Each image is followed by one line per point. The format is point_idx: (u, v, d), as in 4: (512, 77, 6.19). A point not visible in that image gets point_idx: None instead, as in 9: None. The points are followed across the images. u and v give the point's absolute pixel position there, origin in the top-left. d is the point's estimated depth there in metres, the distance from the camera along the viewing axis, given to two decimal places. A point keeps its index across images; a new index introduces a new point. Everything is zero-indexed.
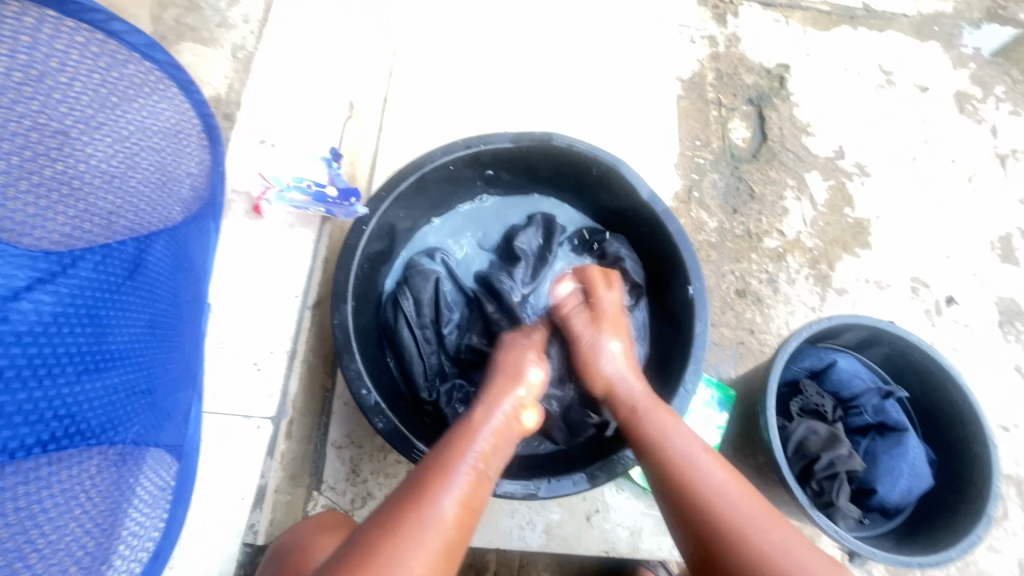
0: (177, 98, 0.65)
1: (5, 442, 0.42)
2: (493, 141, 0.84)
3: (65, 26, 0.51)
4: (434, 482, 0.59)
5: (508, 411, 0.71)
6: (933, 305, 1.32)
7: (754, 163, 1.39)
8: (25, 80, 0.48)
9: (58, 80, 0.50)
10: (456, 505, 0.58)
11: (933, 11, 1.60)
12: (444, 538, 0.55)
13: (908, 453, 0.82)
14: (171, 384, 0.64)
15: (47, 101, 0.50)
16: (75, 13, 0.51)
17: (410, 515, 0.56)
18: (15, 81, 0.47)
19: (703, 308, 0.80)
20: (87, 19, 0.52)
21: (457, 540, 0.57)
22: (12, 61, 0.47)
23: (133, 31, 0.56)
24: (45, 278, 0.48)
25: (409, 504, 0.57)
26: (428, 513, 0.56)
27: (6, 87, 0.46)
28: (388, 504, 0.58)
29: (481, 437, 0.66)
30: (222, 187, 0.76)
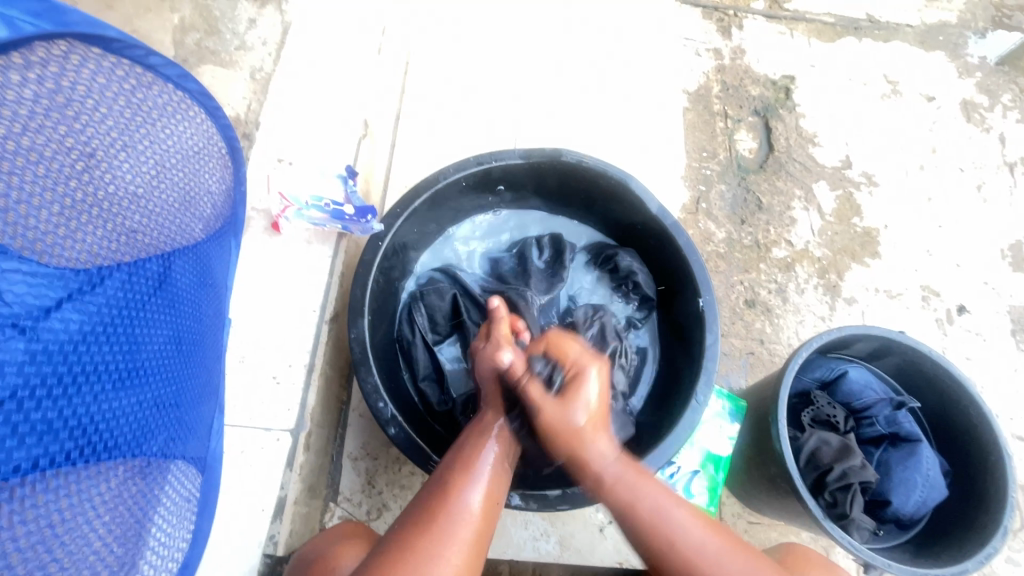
0: (202, 123, 0.68)
1: (37, 452, 0.44)
2: (504, 157, 0.86)
3: (107, 62, 0.54)
4: (455, 489, 0.63)
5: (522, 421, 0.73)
6: (944, 314, 1.32)
7: (761, 174, 1.40)
8: (64, 112, 0.50)
9: (94, 110, 0.53)
10: (480, 500, 0.63)
11: (938, 21, 1.61)
12: (472, 530, 0.60)
13: (921, 463, 0.82)
14: (195, 397, 0.65)
15: (83, 130, 0.52)
16: (117, 50, 0.54)
17: (437, 510, 0.61)
18: (60, 111, 0.50)
19: (713, 319, 0.81)
20: (127, 55, 0.56)
21: (483, 529, 0.61)
22: (52, 96, 0.49)
23: (169, 64, 0.60)
24: (75, 295, 0.50)
25: (436, 501, 0.61)
26: (456, 505, 0.61)
27: (50, 116, 0.49)
28: (413, 512, 0.61)
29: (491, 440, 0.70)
30: (243, 206, 0.78)
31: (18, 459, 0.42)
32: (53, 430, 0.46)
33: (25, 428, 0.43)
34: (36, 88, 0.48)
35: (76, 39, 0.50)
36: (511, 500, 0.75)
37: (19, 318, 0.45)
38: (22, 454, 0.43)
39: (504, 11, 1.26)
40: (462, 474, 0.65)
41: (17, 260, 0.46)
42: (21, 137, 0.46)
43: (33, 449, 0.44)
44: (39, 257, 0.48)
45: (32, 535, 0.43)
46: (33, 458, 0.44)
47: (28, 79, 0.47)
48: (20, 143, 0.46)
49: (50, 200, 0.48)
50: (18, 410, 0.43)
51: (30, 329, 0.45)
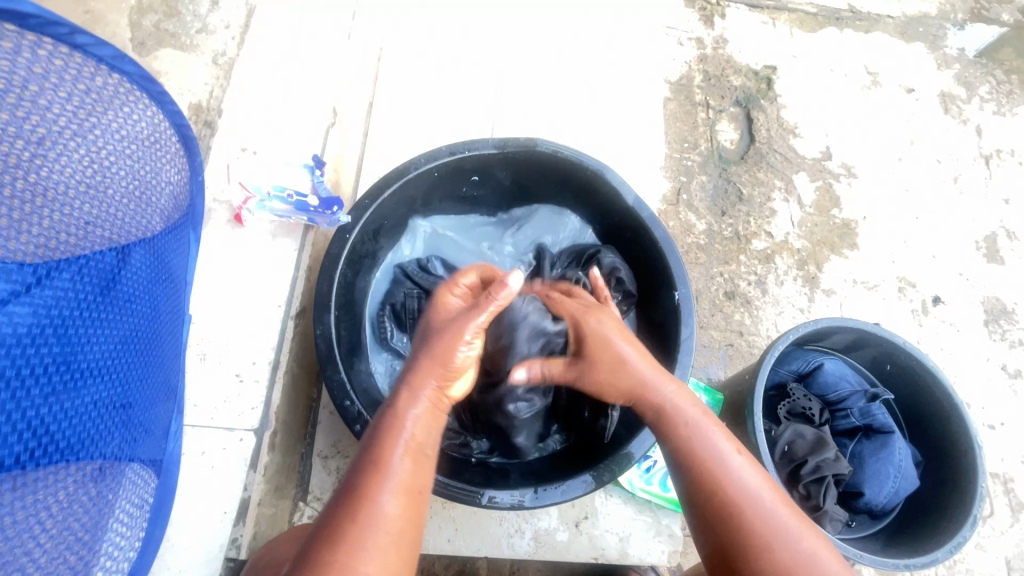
0: (149, 109, 0.63)
1: None
2: (477, 147, 0.84)
3: (25, 40, 0.48)
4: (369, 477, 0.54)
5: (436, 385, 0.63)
6: (920, 305, 1.33)
7: (742, 165, 1.40)
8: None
9: (27, 97, 0.49)
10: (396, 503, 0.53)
11: (917, 12, 1.62)
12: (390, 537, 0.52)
13: (894, 454, 0.82)
14: (150, 396, 0.63)
15: (18, 118, 0.48)
16: (35, 27, 0.48)
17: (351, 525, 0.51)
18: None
19: (689, 313, 0.80)
20: (48, 32, 0.49)
21: (410, 531, 0.53)
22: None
23: (100, 43, 0.54)
24: (16, 292, 0.47)
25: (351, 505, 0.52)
26: (369, 519, 0.51)
27: None
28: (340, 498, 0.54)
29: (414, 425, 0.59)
30: (201, 197, 0.75)
31: None
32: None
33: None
34: None
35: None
36: (484, 499, 0.74)
37: None
38: None
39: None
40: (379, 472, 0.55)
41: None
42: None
43: None
44: None
45: None
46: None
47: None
48: None
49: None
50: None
51: None
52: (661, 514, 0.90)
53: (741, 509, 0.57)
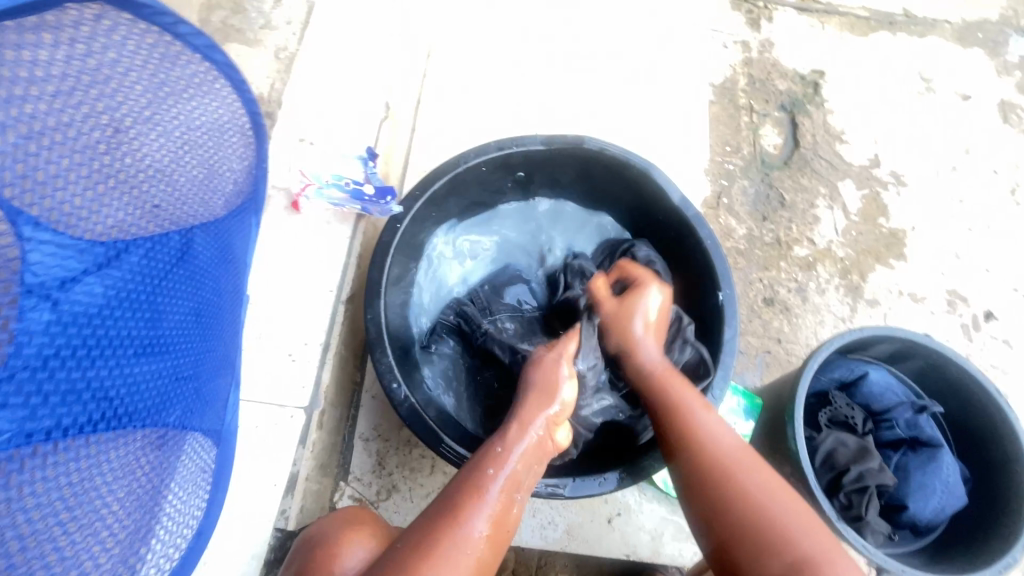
0: (227, 95, 0.69)
1: (55, 420, 0.44)
2: (525, 143, 0.86)
3: (137, 28, 0.56)
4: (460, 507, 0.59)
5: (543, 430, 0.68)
6: (970, 320, 1.28)
7: (785, 171, 1.37)
8: (87, 72, 0.51)
9: (118, 75, 0.54)
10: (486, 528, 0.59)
11: (978, 17, 1.56)
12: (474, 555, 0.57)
13: (941, 469, 0.79)
14: (212, 370, 0.67)
15: (109, 94, 0.53)
16: (149, 18, 0.57)
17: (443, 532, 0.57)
18: (82, 78, 0.50)
19: (733, 315, 0.79)
20: (159, 23, 0.58)
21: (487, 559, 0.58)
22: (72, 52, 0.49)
23: (198, 33, 0.62)
24: (92, 268, 0.50)
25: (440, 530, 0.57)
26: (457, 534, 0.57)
27: (64, 72, 0.49)
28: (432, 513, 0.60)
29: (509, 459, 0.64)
30: (263, 183, 0.79)
31: (34, 427, 0.42)
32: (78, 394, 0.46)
33: (46, 391, 0.43)
34: (54, 40, 0.48)
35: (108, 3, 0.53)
36: None
37: (45, 285, 0.45)
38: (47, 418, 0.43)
39: None
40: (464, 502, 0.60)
41: (35, 227, 0.46)
42: (46, 82, 0.47)
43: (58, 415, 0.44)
44: (54, 225, 0.47)
45: (50, 500, 0.44)
46: (53, 423, 0.44)
47: (60, 41, 0.48)
48: (50, 107, 0.47)
49: (71, 153, 0.49)
50: (41, 374, 0.43)
51: (52, 295, 0.45)
52: None
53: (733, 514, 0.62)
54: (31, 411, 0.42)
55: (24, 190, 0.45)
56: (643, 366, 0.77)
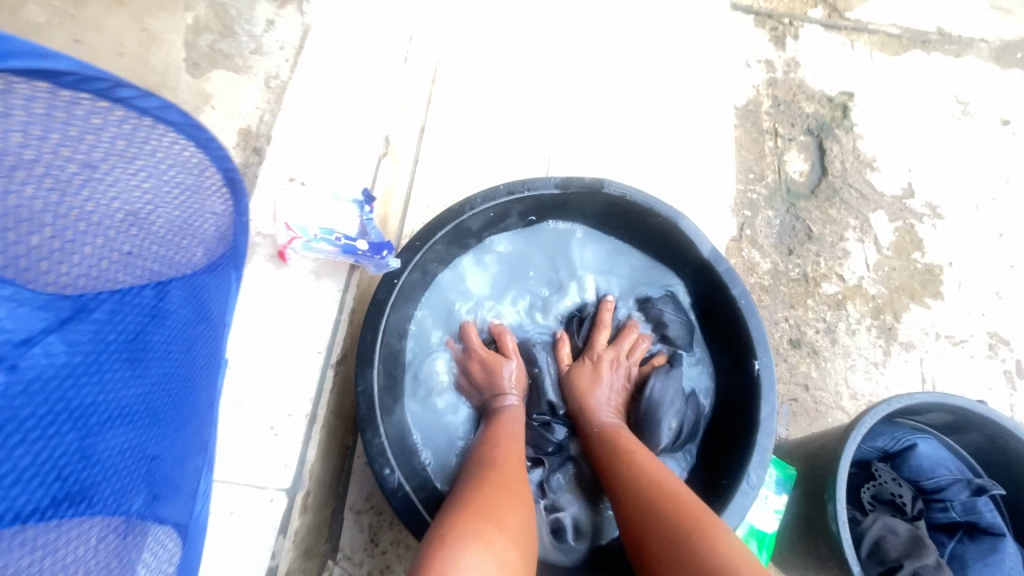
0: (190, 155, 0.56)
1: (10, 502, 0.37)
2: (538, 186, 0.78)
3: (57, 97, 0.41)
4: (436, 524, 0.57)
5: None
6: (1013, 365, 1.19)
7: (812, 201, 1.29)
8: None
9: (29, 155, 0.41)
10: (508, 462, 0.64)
11: (1016, 36, 1.47)
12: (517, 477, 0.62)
13: (1004, 563, 0.69)
14: (182, 450, 0.59)
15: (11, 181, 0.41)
16: (68, 84, 0.42)
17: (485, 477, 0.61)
18: None
19: (768, 387, 0.71)
20: (185, 134, 0.54)
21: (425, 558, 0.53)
22: None
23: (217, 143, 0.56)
24: (52, 328, 0.45)
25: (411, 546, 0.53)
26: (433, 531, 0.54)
27: None
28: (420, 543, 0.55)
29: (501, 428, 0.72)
30: (244, 235, 0.70)
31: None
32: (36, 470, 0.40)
33: (9, 462, 0.38)
34: None
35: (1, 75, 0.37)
36: None
37: None
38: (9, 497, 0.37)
39: (543, 15, 1.16)
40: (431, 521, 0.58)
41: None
42: None
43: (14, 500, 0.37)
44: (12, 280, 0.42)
45: None
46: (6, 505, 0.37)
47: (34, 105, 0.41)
48: None
49: None
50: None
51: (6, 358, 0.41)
52: None
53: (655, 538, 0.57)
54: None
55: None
56: (598, 424, 0.76)
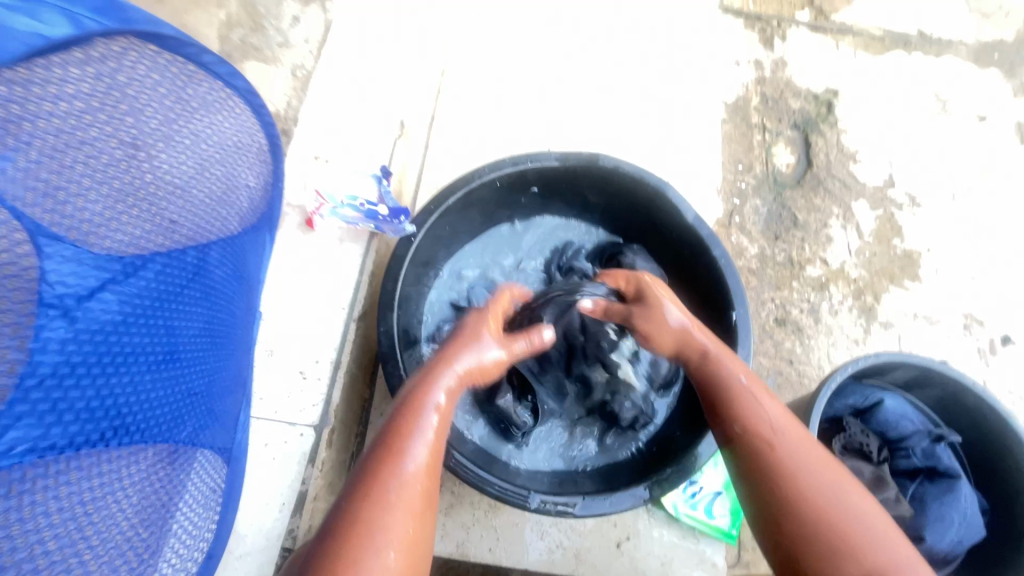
0: (246, 118, 0.70)
1: (73, 432, 0.44)
2: (540, 159, 0.86)
3: (160, 58, 0.57)
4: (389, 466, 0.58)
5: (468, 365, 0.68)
6: (987, 344, 1.27)
7: (798, 190, 1.37)
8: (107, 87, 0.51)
9: (128, 94, 0.53)
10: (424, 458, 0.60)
11: (994, 38, 1.55)
12: (420, 489, 0.58)
13: (959, 500, 0.78)
14: (224, 388, 0.67)
15: (126, 117, 0.53)
16: (171, 47, 0.58)
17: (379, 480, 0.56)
18: (97, 96, 0.50)
19: (745, 334, 0.79)
20: (181, 52, 0.59)
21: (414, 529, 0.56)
22: (99, 81, 0.50)
23: (220, 62, 0.64)
24: (112, 281, 0.50)
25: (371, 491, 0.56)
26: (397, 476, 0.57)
27: (89, 91, 0.49)
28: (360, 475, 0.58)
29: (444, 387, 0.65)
30: (279, 200, 0.80)
31: (52, 438, 0.42)
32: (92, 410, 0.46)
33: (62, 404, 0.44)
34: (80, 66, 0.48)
35: (137, 36, 0.54)
36: (531, 501, 0.74)
37: (63, 299, 0.46)
38: (70, 429, 0.44)
39: (545, 15, 1.25)
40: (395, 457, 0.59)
41: (55, 241, 0.46)
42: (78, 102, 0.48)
43: (73, 431, 0.44)
44: (74, 240, 0.47)
45: (76, 513, 0.44)
46: (67, 437, 0.43)
47: (70, 63, 0.48)
48: (78, 112, 0.48)
49: (85, 184, 0.49)
50: (54, 389, 0.43)
51: (72, 310, 0.46)
52: (704, 543, 0.88)
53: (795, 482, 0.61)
54: (44, 427, 0.42)
55: (41, 206, 0.45)
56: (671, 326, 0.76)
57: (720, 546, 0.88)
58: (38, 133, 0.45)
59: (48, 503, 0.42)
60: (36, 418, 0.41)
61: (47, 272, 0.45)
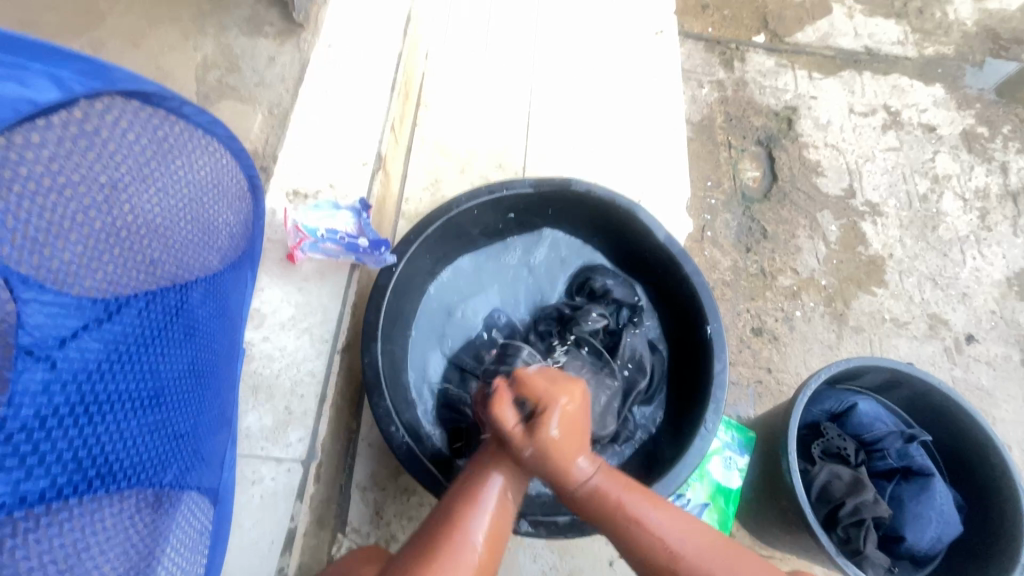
0: (224, 161, 0.71)
1: (48, 482, 0.43)
2: (515, 186, 0.89)
3: (140, 111, 0.58)
4: (449, 529, 0.62)
5: (523, 437, 0.74)
6: (953, 343, 1.32)
7: (765, 203, 1.42)
8: (75, 146, 0.50)
9: (108, 145, 0.53)
10: (484, 535, 0.63)
11: (935, 53, 1.65)
12: (472, 562, 0.61)
13: (934, 497, 0.80)
14: (208, 428, 0.66)
15: (98, 161, 0.52)
16: (152, 102, 0.59)
17: (442, 540, 0.61)
18: (65, 147, 0.49)
19: (722, 348, 0.82)
20: (161, 104, 0.60)
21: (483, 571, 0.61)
22: (67, 132, 0.49)
23: (201, 112, 0.64)
24: (89, 326, 0.50)
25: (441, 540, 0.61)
26: (457, 541, 0.61)
27: (56, 149, 0.48)
28: (424, 531, 0.63)
29: (504, 463, 0.70)
30: (260, 237, 0.81)
31: (25, 490, 0.41)
32: (68, 458, 0.45)
33: (38, 452, 0.43)
34: (53, 124, 0.48)
35: (117, 94, 0.54)
36: (521, 525, 0.76)
37: (37, 346, 0.45)
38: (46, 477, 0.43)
39: (515, 46, 1.30)
40: (471, 506, 0.64)
41: (33, 287, 0.45)
42: (38, 161, 0.46)
43: (48, 482, 0.43)
44: (54, 283, 0.47)
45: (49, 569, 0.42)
46: (45, 485, 0.43)
47: (53, 122, 0.48)
48: (42, 169, 0.46)
49: (68, 232, 0.49)
50: (34, 440, 0.43)
51: (48, 356, 0.45)
52: None
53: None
54: (24, 478, 0.41)
55: (18, 254, 0.44)
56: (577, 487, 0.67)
57: None
58: (20, 196, 0.45)
59: (18, 560, 0.40)
60: (14, 467, 0.41)
61: (24, 319, 0.44)
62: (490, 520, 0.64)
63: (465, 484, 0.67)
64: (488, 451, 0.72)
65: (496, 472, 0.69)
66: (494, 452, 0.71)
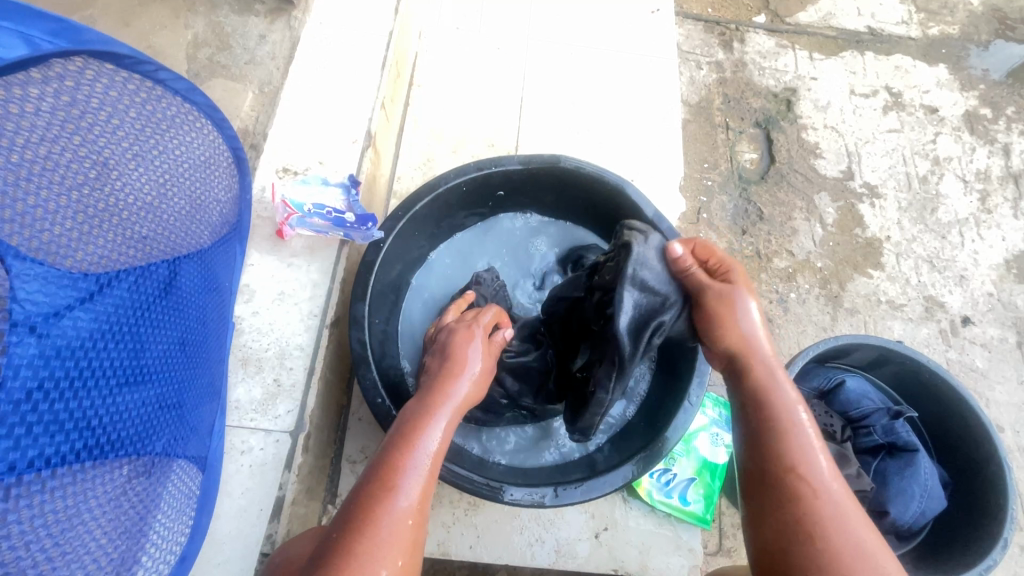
0: (211, 134, 0.71)
1: (45, 449, 0.44)
2: (504, 163, 0.89)
3: (119, 76, 0.57)
4: (378, 496, 0.57)
5: (458, 396, 0.69)
6: (949, 325, 1.32)
7: (762, 185, 1.41)
8: (66, 117, 0.51)
9: (98, 117, 0.54)
10: (415, 497, 0.59)
11: (939, 33, 1.63)
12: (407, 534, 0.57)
13: (918, 473, 0.81)
14: (198, 399, 0.68)
15: (88, 133, 0.53)
16: (129, 66, 0.58)
17: (372, 510, 0.57)
18: (57, 118, 0.50)
19: None
20: (138, 70, 0.59)
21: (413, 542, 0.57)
22: (55, 101, 0.50)
23: (177, 78, 0.63)
24: (85, 299, 0.50)
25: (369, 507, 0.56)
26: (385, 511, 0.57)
27: (48, 122, 0.49)
28: (353, 500, 0.58)
29: (435, 427, 0.65)
30: (247, 213, 0.82)
31: (24, 457, 0.43)
32: (63, 428, 0.46)
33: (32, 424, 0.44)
34: (36, 93, 0.49)
35: (97, 58, 0.54)
36: (506, 494, 0.77)
37: (33, 319, 0.46)
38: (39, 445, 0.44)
39: (509, 25, 1.29)
40: (400, 469, 0.60)
41: (27, 261, 0.46)
42: (32, 134, 0.48)
43: (43, 452, 0.44)
44: (47, 259, 0.47)
45: (49, 534, 0.44)
46: (41, 455, 0.44)
47: (31, 82, 0.48)
48: (28, 139, 0.47)
49: (62, 214, 0.49)
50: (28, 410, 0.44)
51: (41, 328, 0.46)
52: (681, 528, 0.91)
53: (820, 513, 0.59)
54: (23, 447, 0.43)
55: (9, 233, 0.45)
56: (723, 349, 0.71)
57: (697, 531, 0.91)
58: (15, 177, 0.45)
59: (13, 527, 0.41)
60: (13, 436, 0.42)
61: (18, 288, 0.45)
62: (418, 486, 0.60)
63: (394, 445, 0.62)
64: (419, 414, 0.66)
65: (428, 436, 0.63)
66: (424, 415, 0.65)
